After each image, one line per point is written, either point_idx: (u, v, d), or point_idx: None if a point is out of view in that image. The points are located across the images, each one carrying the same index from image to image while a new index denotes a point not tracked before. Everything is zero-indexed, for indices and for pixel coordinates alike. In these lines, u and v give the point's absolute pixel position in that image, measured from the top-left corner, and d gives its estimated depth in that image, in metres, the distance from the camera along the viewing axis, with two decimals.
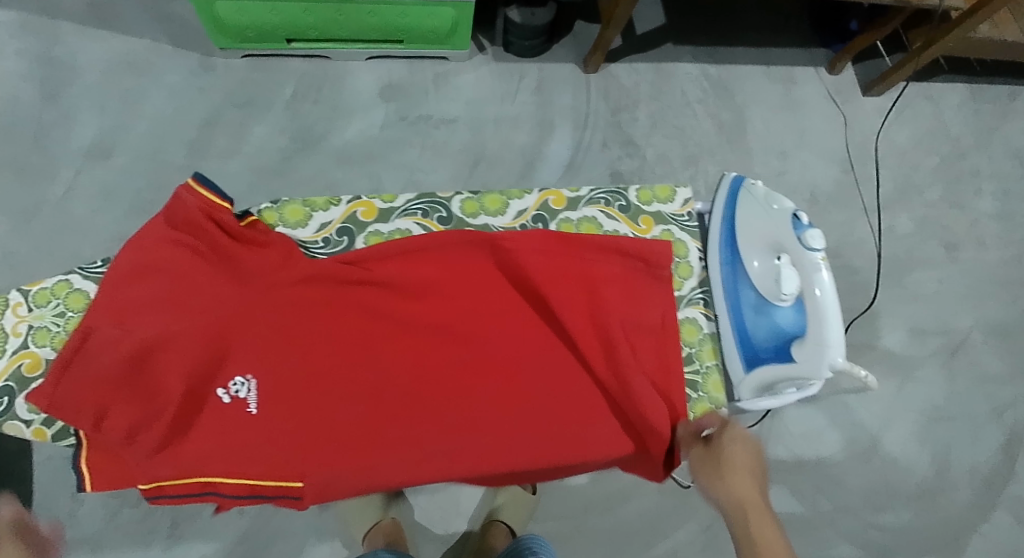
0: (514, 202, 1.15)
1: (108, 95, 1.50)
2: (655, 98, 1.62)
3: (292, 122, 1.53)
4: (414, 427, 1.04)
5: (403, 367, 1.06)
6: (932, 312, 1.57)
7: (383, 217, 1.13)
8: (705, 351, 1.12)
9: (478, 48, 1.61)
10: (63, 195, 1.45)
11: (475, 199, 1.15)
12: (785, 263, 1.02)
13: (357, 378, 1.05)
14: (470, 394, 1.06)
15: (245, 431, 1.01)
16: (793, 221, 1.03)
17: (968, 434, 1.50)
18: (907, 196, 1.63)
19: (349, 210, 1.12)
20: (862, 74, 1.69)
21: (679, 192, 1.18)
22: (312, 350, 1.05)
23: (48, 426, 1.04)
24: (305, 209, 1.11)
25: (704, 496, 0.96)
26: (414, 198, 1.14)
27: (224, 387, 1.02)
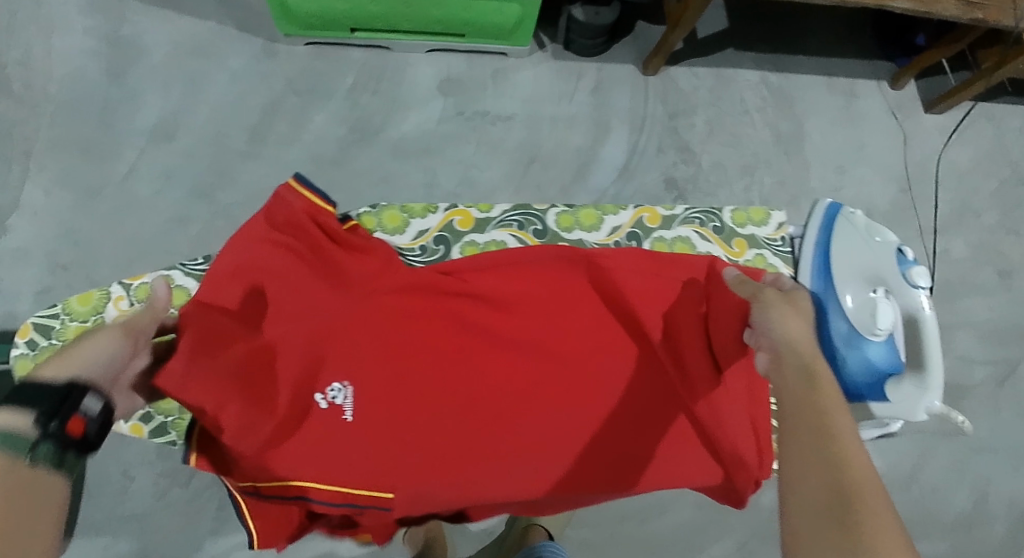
0: (609, 218, 1.18)
1: (172, 77, 1.53)
2: (713, 104, 1.61)
3: (351, 112, 1.55)
4: (508, 442, 1.04)
5: (496, 380, 1.06)
6: (981, 341, 1.57)
7: (479, 226, 1.16)
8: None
9: (539, 45, 1.60)
10: (127, 174, 1.48)
11: (570, 213, 1.18)
12: (883, 297, 1.08)
13: (452, 390, 1.04)
14: (563, 414, 1.05)
15: (342, 439, 0.99)
16: (898, 256, 1.10)
17: (1010, 466, 1.52)
18: (963, 220, 1.61)
19: (446, 219, 1.16)
20: (925, 91, 1.66)
21: (772, 216, 1.21)
22: (410, 360, 1.04)
23: (145, 422, 1.09)
24: (402, 215, 1.15)
25: (762, 331, 0.94)
26: (510, 209, 1.17)
27: (321, 393, 1.00)
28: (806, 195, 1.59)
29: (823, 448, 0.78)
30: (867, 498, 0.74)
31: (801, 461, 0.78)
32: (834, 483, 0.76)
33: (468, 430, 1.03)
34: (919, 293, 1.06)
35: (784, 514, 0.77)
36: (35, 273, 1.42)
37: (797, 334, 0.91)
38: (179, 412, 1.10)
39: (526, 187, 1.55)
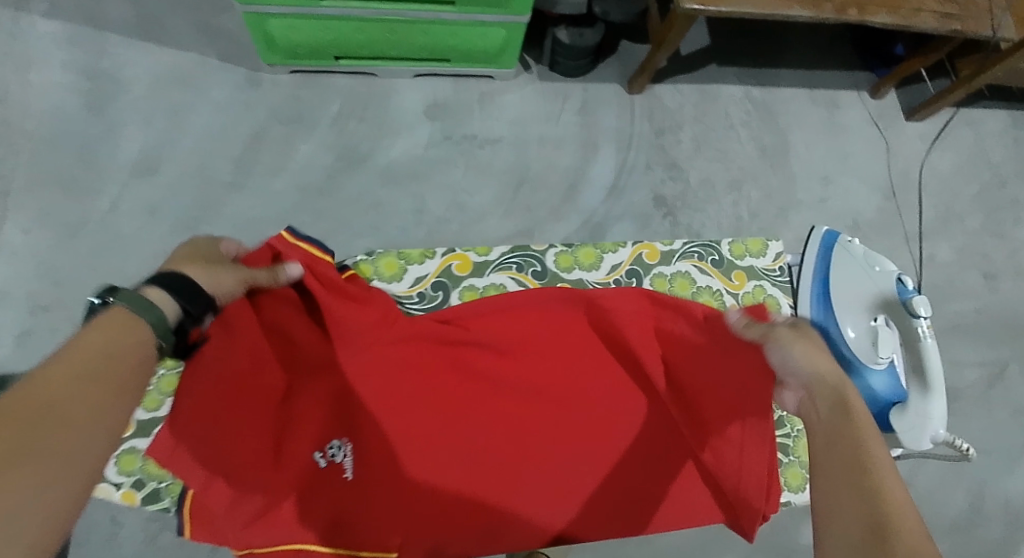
0: (608, 256, 1.22)
1: (154, 110, 1.51)
2: (699, 120, 1.62)
3: (338, 140, 1.54)
4: (511, 493, 1.05)
5: (498, 429, 1.06)
6: (969, 344, 1.60)
7: (478, 269, 1.19)
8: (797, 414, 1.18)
9: (524, 66, 1.61)
10: (110, 210, 1.46)
11: (570, 253, 1.22)
12: (882, 325, 1.12)
13: (458, 440, 1.05)
14: (563, 459, 1.06)
15: (343, 498, 0.99)
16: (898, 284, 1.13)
17: (1002, 466, 1.54)
18: (948, 225, 1.64)
19: (444, 264, 1.18)
20: (905, 99, 1.68)
21: (770, 247, 1.27)
22: (415, 414, 1.04)
23: (137, 489, 1.07)
24: (399, 262, 1.17)
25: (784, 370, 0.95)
26: (509, 252, 1.20)
27: (320, 451, 1.00)
28: (794, 207, 1.60)
29: (855, 486, 0.79)
30: (906, 526, 0.76)
31: (838, 494, 0.79)
32: (871, 512, 0.77)
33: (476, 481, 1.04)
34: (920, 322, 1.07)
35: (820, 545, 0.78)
36: (19, 315, 1.39)
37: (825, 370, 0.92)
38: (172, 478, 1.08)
39: (516, 209, 1.54)
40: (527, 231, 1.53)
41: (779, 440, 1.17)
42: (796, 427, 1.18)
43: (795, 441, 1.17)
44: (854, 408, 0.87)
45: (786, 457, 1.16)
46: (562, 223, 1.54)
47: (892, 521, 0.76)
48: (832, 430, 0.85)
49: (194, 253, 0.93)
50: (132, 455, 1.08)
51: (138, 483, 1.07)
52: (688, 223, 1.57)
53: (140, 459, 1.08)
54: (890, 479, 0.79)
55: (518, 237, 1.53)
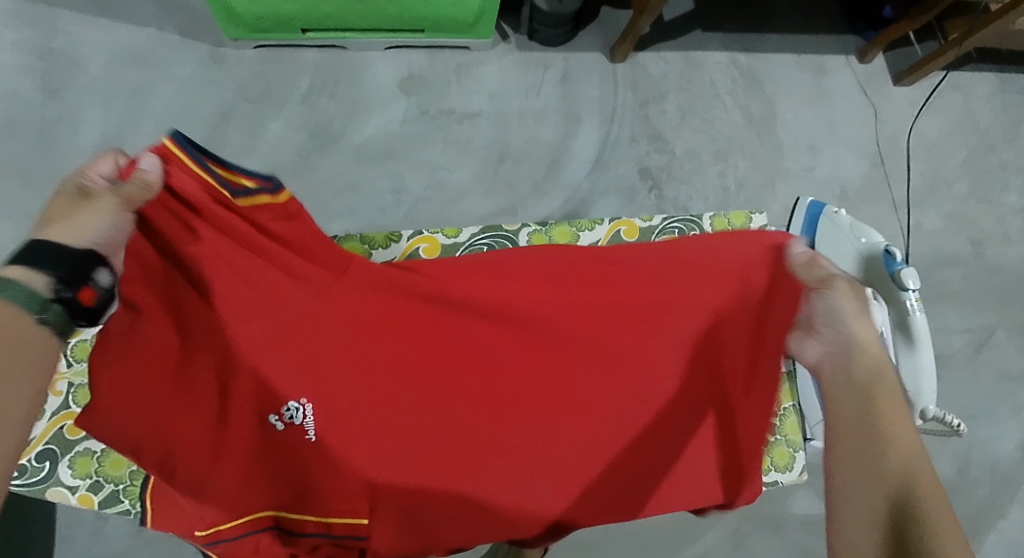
0: (584, 234, 1.16)
1: (113, 91, 1.43)
2: (684, 89, 1.57)
3: (309, 118, 1.47)
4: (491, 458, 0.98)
5: (476, 393, 0.98)
6: (958, 310, 1.57)
7: (447, 252, 1.13)
8: (783, 393, 1.14)
9: (501, 36, 1.54)
10: None
11: (543, 232, 1.15)
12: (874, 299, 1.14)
13: (431, 405, 0.97)
14: (547, 425, 0.99)
15: (305, 460, 0.93)
16: (887, 256, 1.17)
17: (989, 431, 1.53)
18: (936, 191, 1.61)
19: (411, 247, 1.12)
20: (893, 63, 1.64)
21: (753, 219, 1.20)
22: (383, 377, 0.95)
23: (95, 492, 1.03)
24: (362, 247, 1.11)
25: (829, 330, 0.91)
26: (479, 233, 1.14)
27: (276, 413, 0.91)
28: (781, 176, 1.57)
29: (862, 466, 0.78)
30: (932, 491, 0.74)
31: (853, 456, 0.78)
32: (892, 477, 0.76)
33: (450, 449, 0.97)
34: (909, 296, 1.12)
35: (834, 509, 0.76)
36: None
37: (860, 334, 0.89)
38: (131, 477, 1.04)
39: (497, 185, 1.49)
40: (509, 209, 1.48)
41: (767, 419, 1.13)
42: (783, 406, 1.13)
43: (782, 419, 1.13)
44: (886, 378, 0.85)
45: (773, 437, 1.12)
46: (546, 198, 1.49)
47: (917, 483, 0.75)
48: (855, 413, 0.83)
49: (68, 201, 0.79)
50: (87, 457, 1.04)
51: (94, 484, 1.04)
52: (674, 196, 1.53)
53: (95, 461, 1.04)
54: (904, 433, 0.79)
55: (501, 215, 1.47)
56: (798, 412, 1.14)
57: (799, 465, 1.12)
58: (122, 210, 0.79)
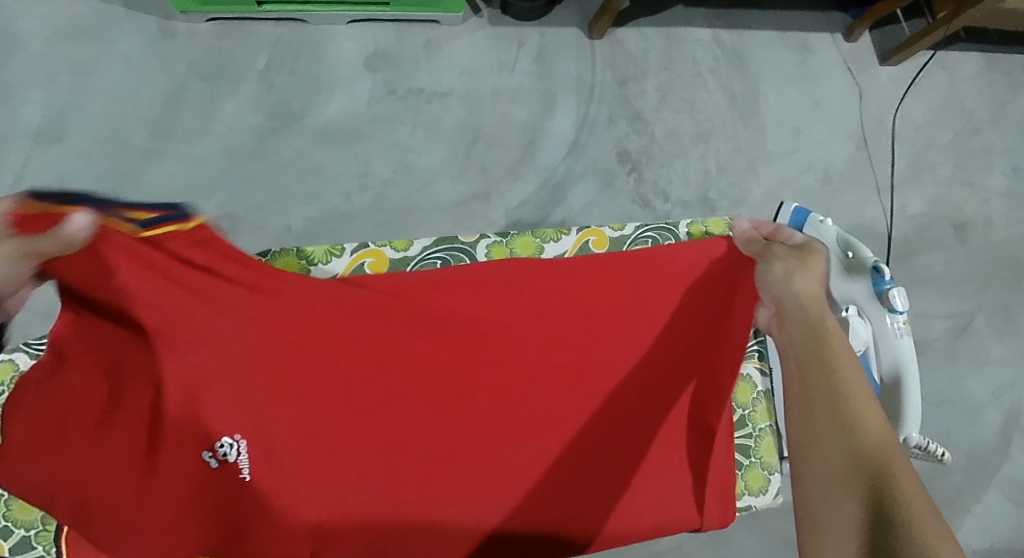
0: (548, 246, 1.08)
1: (56, 68, 1.32)
2: (664, 68, 1.50)
3: (268, 97, 1.37)
4: (439, 480, 0.95)
5: (419, 416, 0.96)
6: (940, 296, 1.54)
7: (396, 267, 1.04)
8: (758, 413, 1.09)
9: (473, 10, 1.46)
10: (12, 184, 1.28)
11: (504, 244, 1.07)
12: (853, 316, 1.06)
13: (367, 429, 0.94)
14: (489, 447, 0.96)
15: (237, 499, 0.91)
16: (873, 274, 1.04)
17: (967, 417, 1.50)
18: (920, 174, 1.57)
19: (355, 262, 1.03)
20: (879, 41, 1.59)
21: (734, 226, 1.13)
22: (331, 401, 0.93)
23: (4, 538, 0.93)
24: (299, 263, 1.01)
25: (766, 289, 0.90)
26: (431, 246, 1.05)
27: (211, 450, 0.89)
28: (763, 159, 1.51)
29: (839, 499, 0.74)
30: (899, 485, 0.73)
31: (810, 426, 0.79)
32: (846, 438, 0.77)
33: (391, 473, 0.95)
34: (896, 318, 1.02)
35: (796, 484, 0.77)
36: None
37: (803, 290, 0.87)
38: (43, 522, 0.93)
39: (469, 169, 1.41)
40: (481, 194, 1.40)
41: (739, 440, 1.08)
42: (758, 427, 1.08)
43: (757, 440, 1.09)
44: (831, 340, 0.84)
45: (747, 459, 1.08)
46: (520, 183, 1.42)
47: (896, 505, 0.71)
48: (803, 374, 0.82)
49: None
50: None
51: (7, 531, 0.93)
52: (653, 179, 1.46)
53: (3, 505, 0.93)
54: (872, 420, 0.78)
55: (473, 200, 1.40)
56: (775, 433, 1.09)
57: (774, 488, 1.07)
58: (24, 261, 0.74)
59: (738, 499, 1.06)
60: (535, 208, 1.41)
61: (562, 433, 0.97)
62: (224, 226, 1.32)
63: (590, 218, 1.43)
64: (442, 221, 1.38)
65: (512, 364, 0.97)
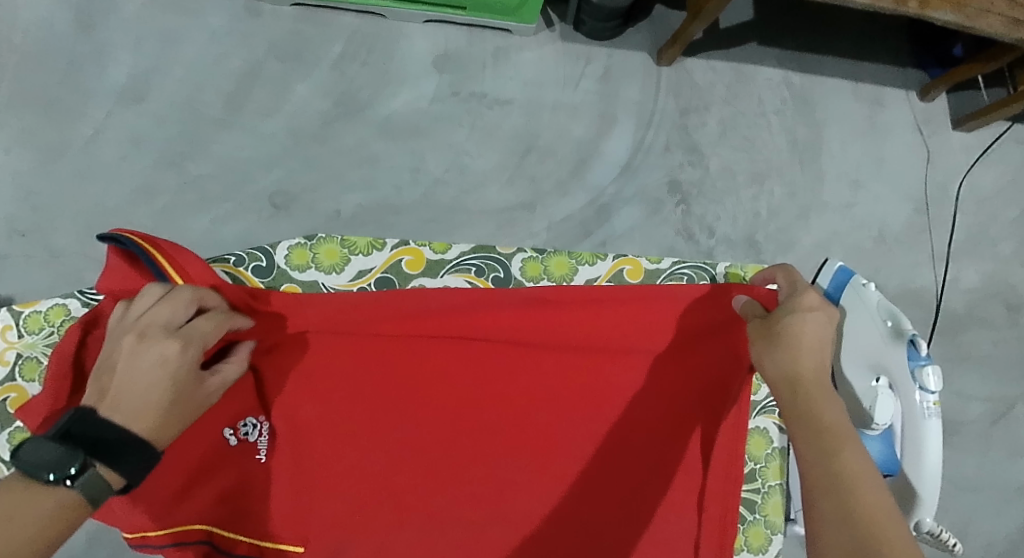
0: (583, 268, 1.08)
1: (146, 33, 1.40)
2: (729, 103, 1.50)
3: (337, 84, 1.42)
4: (446, 486, 0.95)
5: (434, 419, 0.96)
6: (981, 376, 1.49)
7: (432, 267, 1.05)
8: (770, 470, 1.04)
9: (546, 22, 1.48)
10: (92, 136, 1.36)
11: (539, 260, 1.07)
12: (883, 387, 0.94)
13: (383, 422, 0.94)
14: (499, 457, 0.96)
15: (252, 480, 0.89)
16: (909, 348, 0.93)
17: (992, 506, 1.45)
18: (978, 248, 1.52)
19: (393, 258, 1.05)
20: (955, 105, 1.55)
21: None
22: (353, 395, 0.94)
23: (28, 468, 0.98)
24: (342, 251, 1.04)
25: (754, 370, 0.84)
26: (468, 252, 1.06)
27: (233, 428, 0.89)
28: (818, 209, 1.49)
29: None
30: (881, 531, 0.70)
31: (813, 521, 0.73)
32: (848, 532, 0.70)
33: (393, 474, 0.93)
34: (926, 397, 0.90)
35: None
36: None
37: (794, 363, 0.80)
38: None
39: (520, 178, 1.43)
40: (527, 204, 1.43)
41: (745, 494, 1.04)
42: (767, 484, 1.03)
43: (764, 497, 1.03)
44: (805, 389, 0.79)
45: (751, 514, 1.03)
46: (568, 199, 1.44)
47: None
48: (806, 448, 0.76)
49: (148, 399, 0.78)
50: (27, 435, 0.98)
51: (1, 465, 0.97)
52: (701, 214, 1.46)
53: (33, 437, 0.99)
54: (872, 493, 0.72)
55: (518, 209, 1.42)
56: (784, 493, 1.04)
57: (774, 548, 1.03)
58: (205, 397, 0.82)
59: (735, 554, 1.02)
60: (578, 226, 1.43)
61: (572, 455, 0.96)
62: (278, 202, 1.38)
63: (631, 244, 1.43)
64: (484, 227, 1.41)
65: (529, 381, 0.98)
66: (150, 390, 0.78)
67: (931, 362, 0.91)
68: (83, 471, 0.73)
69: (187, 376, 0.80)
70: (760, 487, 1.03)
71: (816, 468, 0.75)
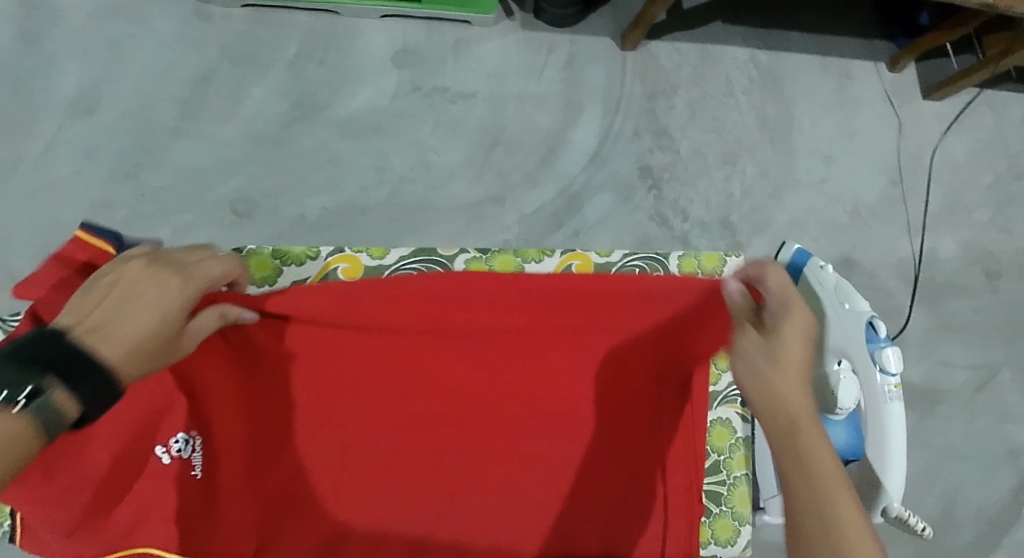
0: (529, 265, 1.01)
1: (93, 43, 1.36)
2: (696, 84, 1.48)
3: (295, 85, 1.39)
4: (394, 486, 0.86)
5: (379, 418, 0.87)
6: (963, 345, 1.48)
7: (370, 275, 0.99)
8: (734, 461, 0.98)
9: (506, 12, 1.45)
10: (43, 152, 1.32)
11: (482, 259, 1.01)
12: (845, 371, 0.92)
13: (320, 423, 0.86)
14: (447, 449, 0.88)
15: (190, 504, 0.78)
16: (868, 330, 0.91)
17: (981, 473, 1.44)
18: (955, 216, 1.51)
19: (327, 267, 0.98)
20: (924, 75, 1.54)
21: (729, 263, 1.02)
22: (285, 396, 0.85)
23: None
24: (273, 262, 0.98)
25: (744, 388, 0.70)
26: (408, 256, 0.99)
27: (164, 445, 0.78)
28: (791, 186, 1.47)
29: None
30: None
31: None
32: None
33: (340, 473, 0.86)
34: (887, 379, 0.88)
35: None
36: None
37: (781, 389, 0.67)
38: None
39: (487, 172, 1.40)
40: (496, 198, 1.40)
41: (709, 487, 0.98)
42: (732, 475, 0.98)
43: (730, 489, 0.98)
44: (802, 428, 0.65)
45: (717, 507, 0.97)
46: (537, 190, 1.41)
47: None
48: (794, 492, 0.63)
49: (150, 330, 0.69)
50: None
51: None
52: (674, 198, 1.44)
53: None
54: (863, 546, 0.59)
55: (487, 203, 1.39)
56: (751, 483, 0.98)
57: (745, 540, 0.97)
58: (189, 339, 0.74)
59: (702, 548, 0.96)
60: (550, 217, 1.40)
61: (527, 442, 0.88)
62: (240, 209, 1.34)
63: (605, 231, 1.41)
64: (453, 222, 1.38)
65: (468, 371, 0.89)
66: (144, 318, 0.69)
67: (891, 344, 0.91)
68: (34, 395, 0.61)
69: (183, 315, 0.72)
70: (725, 479, 0.97)
71: (809, 519, 0.61)
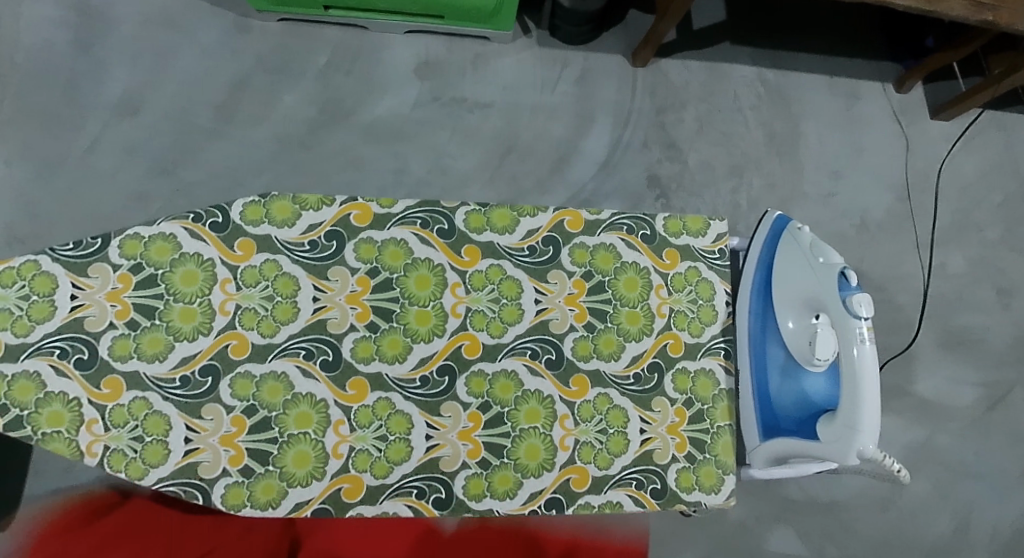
0: (525, 219, 1.08)
1: (141, 52, 1.48)
2: (704, 100, 1.53)
3: (323, 93, 1.49)
4: None
5: None
6: (975, 362, 1.47)
7: (378, 222, 1.05)
8: (718, 410, 1.07)
9: (523, 30, 1.54)
10: (88, 148, 1.43)
11: (482, 212, 1.07)
12: (823, 323, 1.02)
13: None
14: None
15: None
16: (841, 280, 1.02)
17: (995, 493, 1.41)
18: (964, 233, 1.52)
19: (342, 212, 1.05)
20: (932, 95, 1.58)
21: (712, 226, 1.12)
22: None
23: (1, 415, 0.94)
24: (292, 206, 1.04)
25: None
26: (414, 206, 1.06)
27: None
28: (798, 200, 1.51)
29: None
30: None
31: None
32: None
33: None
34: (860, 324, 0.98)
35: None
36: None
37: None
38: (36, 404, 0.95)
39: (500, 178, 1.47)
40: (508, 202, 1.46)
41: (693, 434, 1.06)
42: (716, 424, 1.07)
43: (714, 438, 1.07)
44: None
45: (701, 454, 1.06)
46: (548, 196, 1.47)
47: None
48: None
49: None
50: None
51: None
52: (681, 207, 1.48)
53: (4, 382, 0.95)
54: None
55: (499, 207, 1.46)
56: (733, 433, 1.07)
57: (728, 487, 1.05)
58: None
59: (688, 492, 1.04)
60: None
61: None
62: None
63: None
64: None
65: None
66: None
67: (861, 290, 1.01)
68: None
69: None
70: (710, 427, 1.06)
71: None
